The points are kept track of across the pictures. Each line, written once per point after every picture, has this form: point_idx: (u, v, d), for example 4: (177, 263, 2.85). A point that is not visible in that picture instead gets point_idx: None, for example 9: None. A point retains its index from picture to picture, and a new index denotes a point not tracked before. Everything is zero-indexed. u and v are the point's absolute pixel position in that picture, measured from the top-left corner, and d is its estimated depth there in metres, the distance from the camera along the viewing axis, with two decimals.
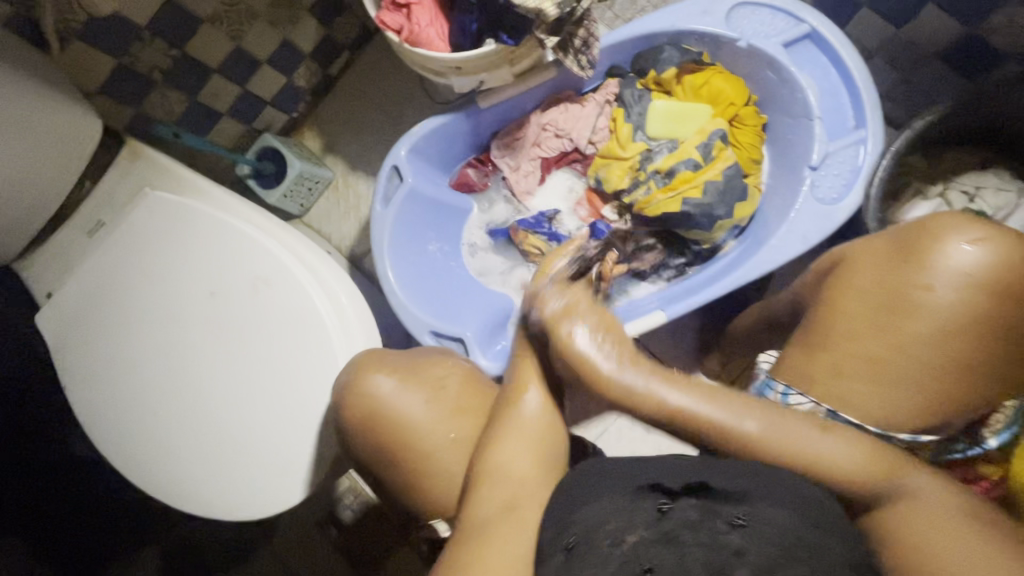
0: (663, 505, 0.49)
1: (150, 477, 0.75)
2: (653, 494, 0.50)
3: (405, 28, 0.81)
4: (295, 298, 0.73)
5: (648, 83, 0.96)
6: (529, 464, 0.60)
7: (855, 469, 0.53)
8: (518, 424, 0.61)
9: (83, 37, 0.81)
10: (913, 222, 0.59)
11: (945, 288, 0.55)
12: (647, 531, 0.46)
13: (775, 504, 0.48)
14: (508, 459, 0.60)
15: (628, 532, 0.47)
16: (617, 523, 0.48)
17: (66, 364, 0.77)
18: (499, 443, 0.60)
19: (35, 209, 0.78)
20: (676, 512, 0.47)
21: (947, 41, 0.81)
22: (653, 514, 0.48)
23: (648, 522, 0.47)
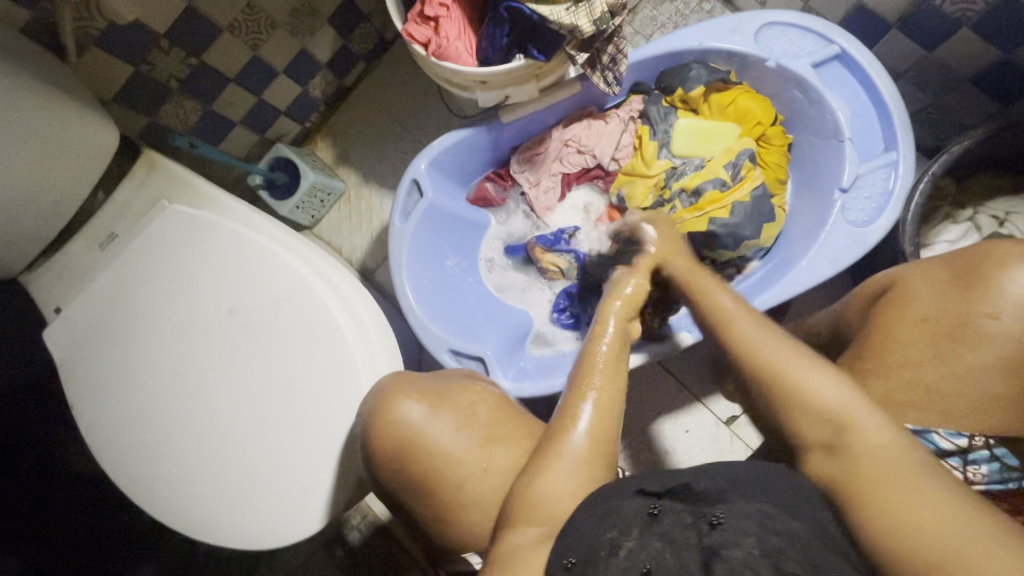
0: (652, 509, 0.50)
1: (159, 502, 0.72)
2: (643, 497, 0.52)
3: (433, 42, 0.80)
4: (318, 316, 0.70)
5: (674, 101, 0.95)
6: (573, 497, 0.56)
7: (842, 410, 0.50)
8: (568, 455, 0.57)
9: (100, 43, 0.79)
10: (964, 249, 0.58)
11: (1013, 316, 0.52)
12: (642, 532, 0.48)
13: (753, 500, 0.49)
14: (552, 492, 0.55)
15: (624, 536, 0.48)
16: (614, 531, 0.49)
17: (74, 382, 0.74)
18: (546, 474, 0.56)
19: (47, 220, 0.75)
20: (666, 515, 0.49)
21: (979, 65, 0.80)
22: (645, 517, 0.50)
23: (642, 524, 0.49)
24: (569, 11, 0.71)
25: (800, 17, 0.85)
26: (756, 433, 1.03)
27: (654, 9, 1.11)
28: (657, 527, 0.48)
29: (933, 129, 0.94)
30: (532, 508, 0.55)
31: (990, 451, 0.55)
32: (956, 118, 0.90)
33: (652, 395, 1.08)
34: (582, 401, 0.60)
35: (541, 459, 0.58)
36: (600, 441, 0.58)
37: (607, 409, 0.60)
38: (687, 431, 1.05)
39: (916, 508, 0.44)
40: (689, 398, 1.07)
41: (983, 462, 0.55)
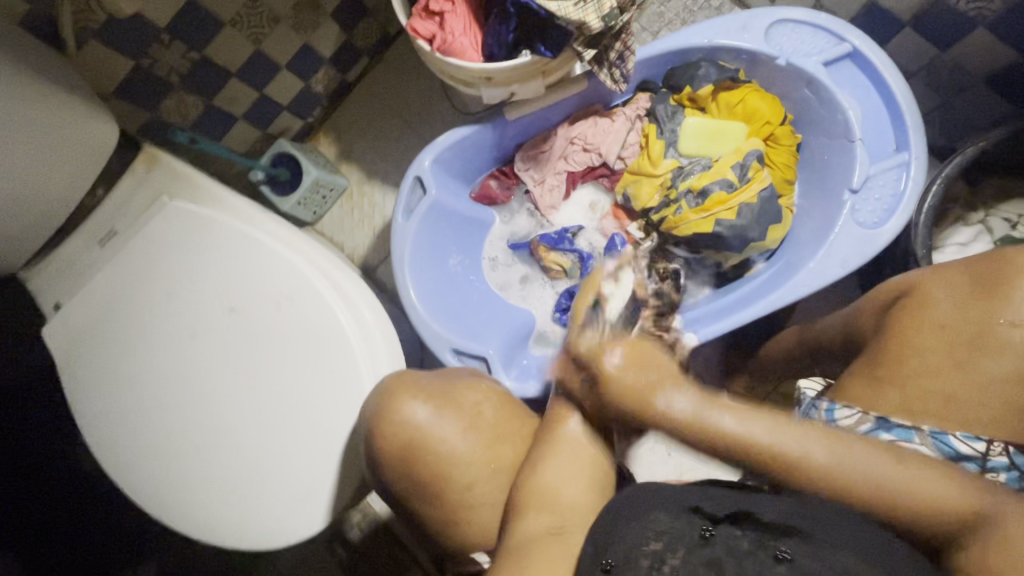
0: (706, 531, 0.49)
1: (158, 502, 0.71)
2: (694, 516, 0.51)
3: (437, 37, 0.79)
4: (319, 316, 0.69)
5: (682, 99, 0.93)
6: (578, 480, 0.58)
7: (952, 502, 0.47)
8: (566, 441, 0.59)
9: (101, 37, 0.78)
10: (979, 255, 0.57)
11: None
12: (689, 553, 0.47)
13: (834, 545, 0.45)
14: (557, 481, 0.58)
15: (668, 553, 0.48)
16: (658, 543, 0.49)
17: (73, 379, 0.73)
18: (547, 464, 0.59)
19: (46, 215, 0.74)
20: (719, 539, 0.48)
21: (994, 65, 0.79)
22: (696, 538, 0.49)
23: (688, 545, 0.48)
24: (576, 5, 0.69)
25: (811, 14, 0.83)
26: None
27: (661, 5, 1.09)
28: (705, 549, 0.47)
29: (945, 130, 0.92)
30: (540, 497, 0.57)
31: (1009, 458, 0.53)
32: (969, 118, 0.88)
33: None
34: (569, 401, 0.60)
35: (542, 446, 0.60)
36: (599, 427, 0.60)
37: (590, 397, 0.61)
38: None
39: None
40: None
41: (1002, 470, 0.53)
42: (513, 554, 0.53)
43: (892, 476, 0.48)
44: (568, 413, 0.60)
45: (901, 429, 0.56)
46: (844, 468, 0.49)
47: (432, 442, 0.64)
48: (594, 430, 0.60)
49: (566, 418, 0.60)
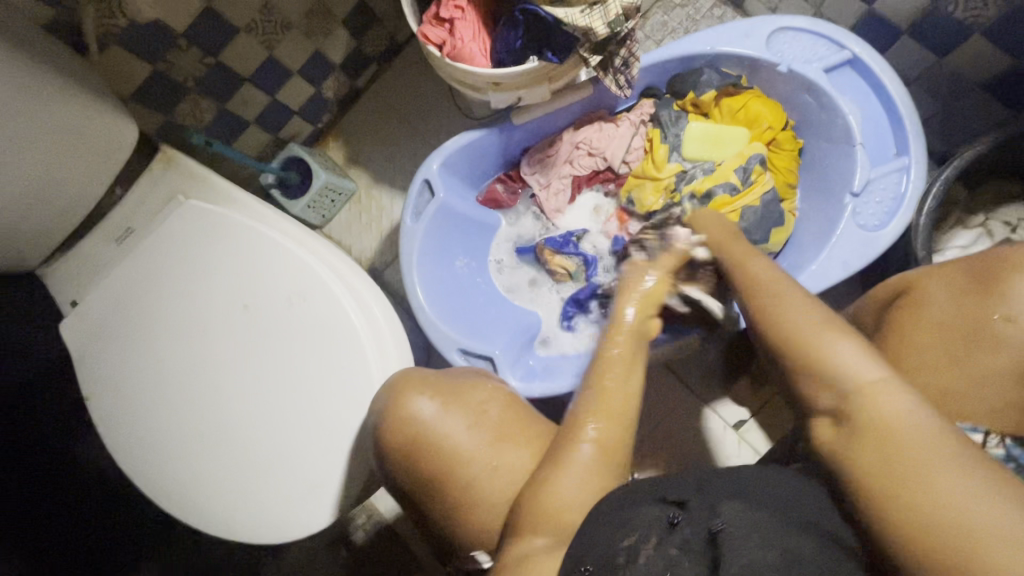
0: (672, 518, 0.51)
1: (169, 496, 0.72)
2: (663, 505, 0.53)
3: (447, 43, 0.81)
4: (331, 313, 0.71)
5: (684, 105, 0.95)
6: (581, 504, 0.56)
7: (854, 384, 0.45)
8: (573, 467, 0.56)
9: (120, 42, 0.81)
10: (979, 253, 0.58)
11: None
12: (661, 542, 0.49)
13: (766, 510, 0.50)
14: (563, 504, 0.55)
15: (642, 544, 0.49)
16: (632, 538, 0.50)
17: (88, 376, 0.75)
18: (553, 489, 0.56)
19: (65, 214, 0.76)
20: (684, 526, 0.50)
21: (992, 72, 0.80)
22: (665, 526, 0.50)
23: (660, 534, 0.50)
24: (584, 13, 0.72)
25: (812, 23, 0.85)
26: (765, 438, 1.03)
27: (665, 14, 1.12)
28: (676, 537, 0.49)
29: (944, 136, 0.94)
30: (537, 515, 0.56)
31: (1007, 450, 0.52)
32: (967, 125, 0.90)
33: (658, 400, 1.07)
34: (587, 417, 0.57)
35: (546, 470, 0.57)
36: (610, 454, 0.57)
37: (614, 417, 0.57)
38: (693, 437, 1.05)
39: (939, 489, 0.39)
40: (697, 402, 1.06)
41: (999, 461, 0.52)
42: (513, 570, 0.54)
43: (835, 359, 0.46)
44: (584, 436, 0.57)
45: None
46: (872, 379, 0.44)
47: (438, 439, 0.65)
48: (605, 456, 0.57)
49: (577, 442, 0.57)
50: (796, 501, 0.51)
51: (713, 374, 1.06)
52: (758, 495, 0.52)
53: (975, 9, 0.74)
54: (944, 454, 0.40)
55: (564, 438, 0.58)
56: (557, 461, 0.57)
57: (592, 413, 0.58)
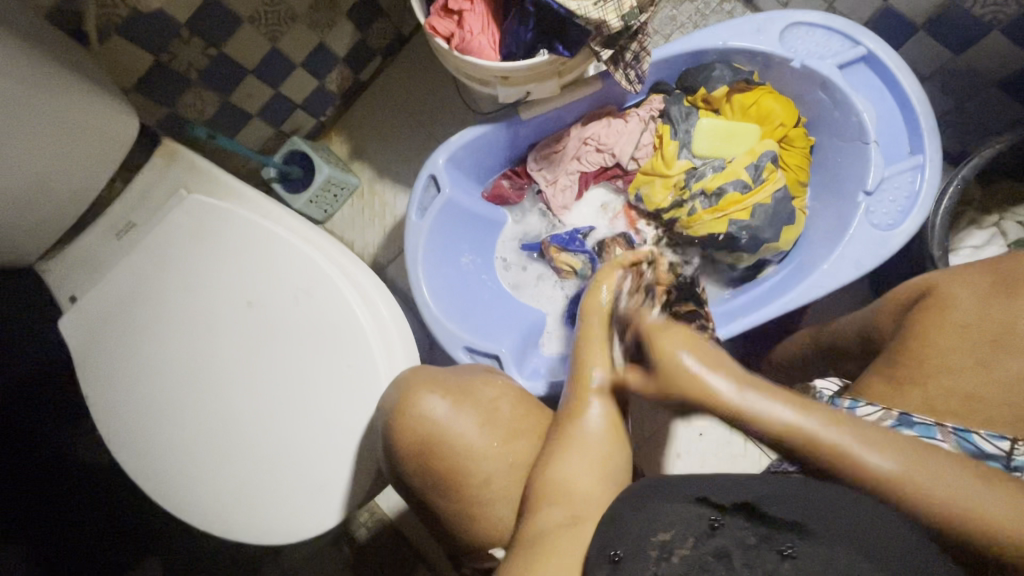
0: (714, 521, 0.49)
1: (171, 495, 0.71)
2: (699, 505, 0.51)
3: (456, 36, 0.80)
4: (336, 310, 0.69)
5: (695, 101, 0.94)
6: (594, 474, 0.57)
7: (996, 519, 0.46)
8: (582, 438, 0.58)
9: (122, 31, 0.79)
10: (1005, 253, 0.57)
11: None
12: (698, 543, 0.47)
13: (837, 537, 0.46)
14: (572, 473, 0.57)
15: (677, 544, 0.48)
16: (666, 534, 0.49)
17: (89, 373, 0.73)
18: (563, 456, 0.58)
19: (65, 206, 0.75)
20: (727, 531, 0.48)
21: (1008, 70, 0.79)
22: (704, 529, 0.49)
23: (698, 536, 0.48)
24: (596, 5, 0.70)
25: (827, 18, 0.84)
26: None
27: (674, 9, 1.10)
28: (715, 539, 0.47)
29: (957, 134, 0.93)
30: (553, 490, 0.57)
31: None
32: (981, 123, 0.89)
33: None
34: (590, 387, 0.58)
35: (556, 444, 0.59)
36: (615, 423, 0.59)
37: (616, 387, 0.59)
38: (698, 436, 1.04)
39: None
40: None
41: None
42: (531, 546, 0.54)
43: (949, 490, 0.47)
44: (587, 412, 0.58)
45: (923, 426, 0.56)
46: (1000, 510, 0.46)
47: (451, 436, 0.64)
48: (610, 425, 0.59)
49: (583, 416, 0.59)
50: None
51: None
52: (817, 517, 0.48)
53: (994, 5, 0.73)
54: None
55: (567, 415, 0.59)
56: (566, 434, 0.59)
57: (593, 394, 0.58)
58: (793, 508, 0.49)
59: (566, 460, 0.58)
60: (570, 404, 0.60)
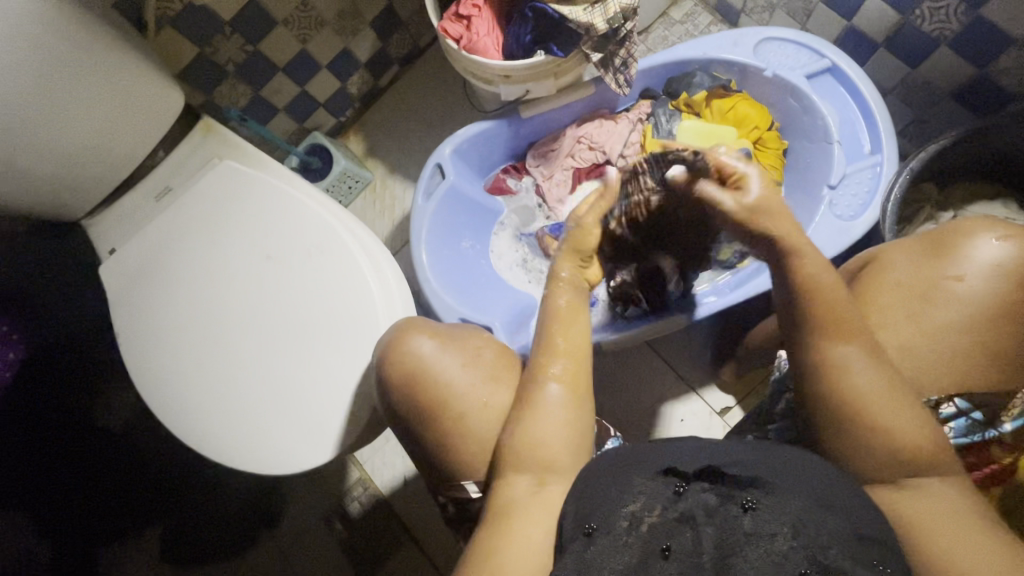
0: (678, 487, 0.55)
1: (186, 429, 0.78)
2: (663, 476, 0.56)
3: (464, 37, 0.91)
4: (345, 263, 0.78)
5: (678, 105, 1.03)
6: (560, 437, 0.62)
7: (920, 457, 0.55)
8: (546, 406, 0.63)
9: (175, 24, 0.92)
10: (946, 227, 0.64)
11: (976, 279, 0.60)
12: (665, 510, 0.53)
13: (796, 496, 0.52)
14: (540, 440, 0.62)
15: (645, 513, 0.53)
16: (635, 505, 0.54)
17: (121, 314, 0.81)
18: (529, 423, 0.62)
19: (112, 169, 0.85)
20: (689, 496, 0.54)
21: (957, 82, 0.88)
22: (670, 496, 0.54)
23: (665, 503, 0.54)
24: (585, 12, 0.83)
25: (795, 34, 0.95)
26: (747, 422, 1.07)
27: (665, 30, 1.22)
28: (680, 505, 0.53)
29: (919, 142, 1.01)
30: (523, 455, 0.61)
31: (958, 409, 0.61)
32: (939, 131, 0.98)
33: (649, 383, 1.12)
34: (551, 357, 0.65)
35: (521, 409, 0.64)
36: (575, 390, 0.64)
37: (573, 349, 0.65)
38: (681, 421, 1.09)
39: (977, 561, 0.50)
40: (685, 387, 1.11)
41: (952, 419, 0.62)
42: (507, 509, 0.59)
43: (904, 432, 0.55)
44: (550, 379, 0.64)
45: None
46: (924, 451, 0.55)
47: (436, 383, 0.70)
48: (572, 395, 0.64)
49: (546, 383, 0.64)
50: (773, 457, 0.57)
51: (699, 363, 1.11)
52: (793, 482, 0.54)
53: (939, 23, 0.82)
54: (958, 519, 0.53)
55: (531, 382, 0.65)
56: (533, 402, 0.63)
57: (554, 359, 0.65)
58: (762, 466, 0.56)
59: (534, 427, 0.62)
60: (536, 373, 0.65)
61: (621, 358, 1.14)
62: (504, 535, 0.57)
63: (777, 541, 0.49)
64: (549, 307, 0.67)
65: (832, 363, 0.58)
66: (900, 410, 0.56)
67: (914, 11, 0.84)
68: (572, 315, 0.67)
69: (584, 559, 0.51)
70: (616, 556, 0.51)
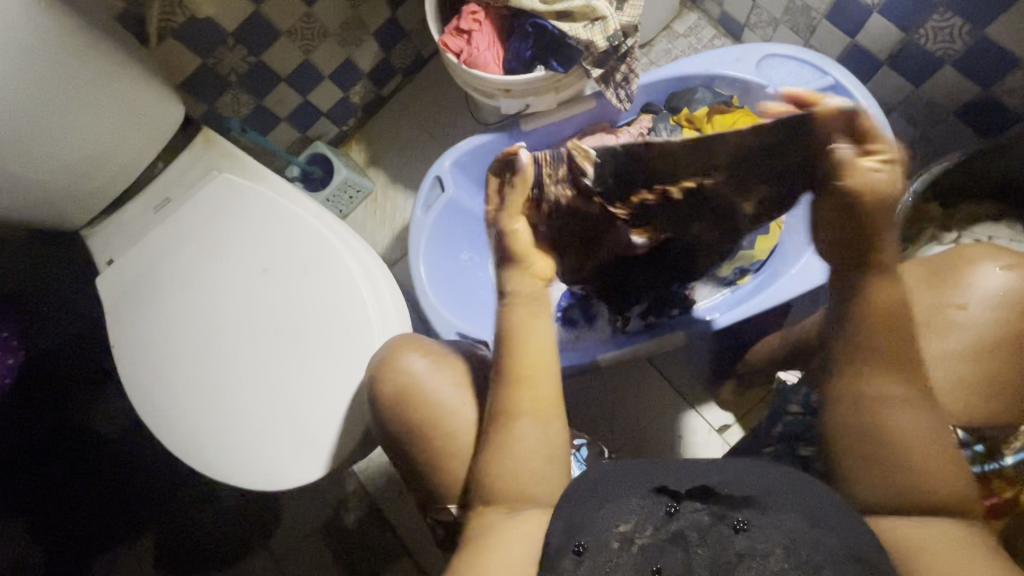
0: (670, 507, 0.54)
1: (178, 441, 0.78)
2: (656, 496, 0.55)
3: (464, 52, 0.90)
4: (340, 277, 0.78)
5: (679, 120, 1.00)
6: (535, 469, 0.61)
7: (932, 489, 0.55)
8: (514, 438, 0.61)
9: (178, 35, 0.92)
10: (948, 253, 0.64)
11: (979, 308, 0.59)
12: (656, 530, 0.52)
13: (788, 512, 0.52)
14: (517, 471, 0.61)
15: (636, 533, 0.52)
16: (627, 525, 0.53)
17: (118, 325, 0.82)
18: (499, 459, 0.61)
19: (112, 180, 0.85)
20: (683, 516, 0.53)
21: (962, 102, 0.87)
22: (662, 516, 0.53)
23: (656, 522, 0.53)
24: (585, 28, 0.83)
25: (797, 51, 0.95)
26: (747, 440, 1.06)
27: (669, 43, 1.22)
28: (673, 525, 0.52)
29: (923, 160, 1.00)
30: (503, 485, 0.61)
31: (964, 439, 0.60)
32: (943, 150, 0.96)
33: (647, 399, 1.11)
34: (517, 389, 0.63)
35: (489, 443, 0.63)
36: (545, 420, 0.63)
37: (542, 378, 0.63)
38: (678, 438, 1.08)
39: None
40: (684, 404, 1.10)
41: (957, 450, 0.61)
42: (487, 536, 0.58)
43: (921, 457, 0.56)
44: (518, 410, 0.62)
45: None
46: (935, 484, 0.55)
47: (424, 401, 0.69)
48: (541, 426, 0.62)
49: (517, 415, 0.62)
50: (774, 485, 0.55)
51: (698, 380, 1.10)
52: (785, 501, 0.53)
53: (943, 42, 0.81)
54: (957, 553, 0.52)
55: (501, 412, 0.63)
56: (504, 433, 0.62)
57: (520, 390, 0.63)
58: (756, 487, 0.55)
59: (503, 461, 0.61)
60: (506, 404, 0.62)
61: (620, 371, 1.13)
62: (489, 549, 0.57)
63: (770, 561, 0.49)
64: (506, 327, 0.65)
65: (862, 383, 0.59)
66: (921, 436, 0.56)
67: (918, 30, 0.83)
68: (530, 331, 0.64)
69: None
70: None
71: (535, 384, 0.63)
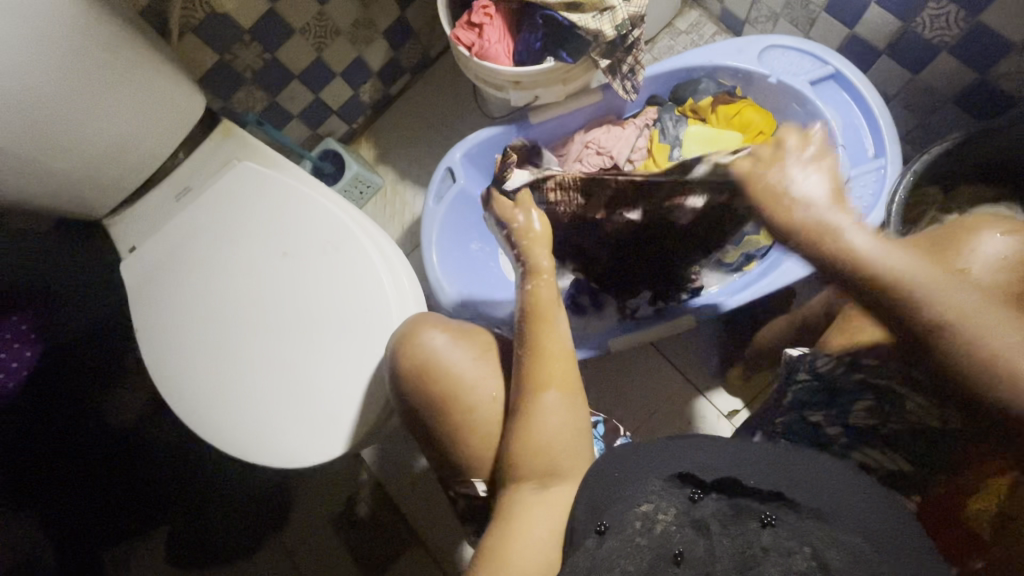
0: (694, 494, 0.56)
1: (203, 419, 0.79)
2: (679, 482, 0.57)
3: (476, 45, 0.93)
4: (360, 260, 0.80)
5: (684, 111, 1.05)
6: (563, 442, 0.64)
7: None
8: (542, 413, 0.64)
9: (197, 32, 0.95)
10: (951, 224, 0.66)
11: (985, 271, 0.59)
12: (679, 515, 0.55)
13: (815, 501, 0.53)
14: (544, 446, 0.63)
15: (659, 513, 0.55)
16: (648, 505, 0.55)
17: (141, 309, 0.83)
18: (533, 432, 0.63)
19: (134, 171, 0.88)
20: (704, 505, 0.55)
21: (958, 88, 0.90)
22: (685, 502, 0.56)
23: (682, 510, 0.55)
24: (594, 18, 0.85)
25: (798, 42, 0.98)
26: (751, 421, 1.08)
27: (671, 40, 1.25)
28: (697, 513, 0.55)
29: (921, 147, 1.03)
30: (527, 463, 0.63)
31: None
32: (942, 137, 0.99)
33: (656, 385, 1.13)
34: (542, 364, 0.65)
35: (518, 417, 0.65)
36: (571, 392, 0.65)
37: (562, 356, 0.66)
38: (687, 424, 1.09)
39: None
40: (692, 390, 1.11)
41: None
42: (507, 517, 0.61)
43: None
44: (546, 387, 0.65)
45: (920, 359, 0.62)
46: None
47: (437, 392, 0.70)
48: (568, 398, 0.65)
49: (541, 390, 0.64)
50: (790, 466, 0.56)
51: (707, 366, 1.12)
52: (813, 490, 0.54)
53: (939, 29, 0.84)
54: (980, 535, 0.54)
55: (527, 390, 0.65)
56: (528, 405, 0.64)
57: (548, 365, 0.65)
58: (781, 475, 0.56)
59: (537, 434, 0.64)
60: (530, 378, 0.65)
61: (629, 358, 1.15)
62: (512, 533, 0.60)
63: (795, 558, 0.48)
64: (533, 304, 0.69)
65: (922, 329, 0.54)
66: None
67: (915, 19, 0.86)
68: (552, 328, 0.67)
69: (595, 557, 0.53)
70: (628, 557, 0.52)
71: (559, 361, 0.66)
